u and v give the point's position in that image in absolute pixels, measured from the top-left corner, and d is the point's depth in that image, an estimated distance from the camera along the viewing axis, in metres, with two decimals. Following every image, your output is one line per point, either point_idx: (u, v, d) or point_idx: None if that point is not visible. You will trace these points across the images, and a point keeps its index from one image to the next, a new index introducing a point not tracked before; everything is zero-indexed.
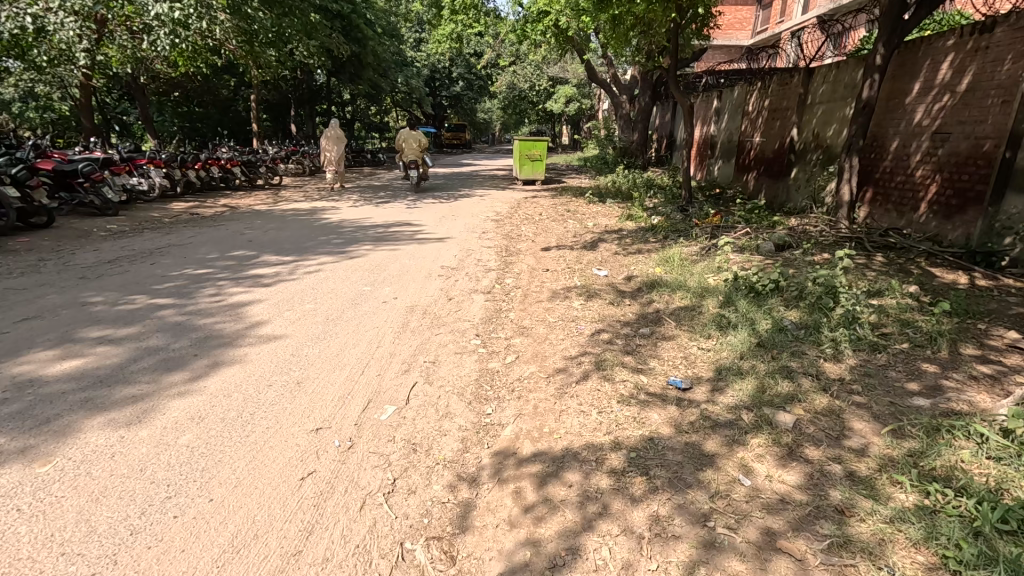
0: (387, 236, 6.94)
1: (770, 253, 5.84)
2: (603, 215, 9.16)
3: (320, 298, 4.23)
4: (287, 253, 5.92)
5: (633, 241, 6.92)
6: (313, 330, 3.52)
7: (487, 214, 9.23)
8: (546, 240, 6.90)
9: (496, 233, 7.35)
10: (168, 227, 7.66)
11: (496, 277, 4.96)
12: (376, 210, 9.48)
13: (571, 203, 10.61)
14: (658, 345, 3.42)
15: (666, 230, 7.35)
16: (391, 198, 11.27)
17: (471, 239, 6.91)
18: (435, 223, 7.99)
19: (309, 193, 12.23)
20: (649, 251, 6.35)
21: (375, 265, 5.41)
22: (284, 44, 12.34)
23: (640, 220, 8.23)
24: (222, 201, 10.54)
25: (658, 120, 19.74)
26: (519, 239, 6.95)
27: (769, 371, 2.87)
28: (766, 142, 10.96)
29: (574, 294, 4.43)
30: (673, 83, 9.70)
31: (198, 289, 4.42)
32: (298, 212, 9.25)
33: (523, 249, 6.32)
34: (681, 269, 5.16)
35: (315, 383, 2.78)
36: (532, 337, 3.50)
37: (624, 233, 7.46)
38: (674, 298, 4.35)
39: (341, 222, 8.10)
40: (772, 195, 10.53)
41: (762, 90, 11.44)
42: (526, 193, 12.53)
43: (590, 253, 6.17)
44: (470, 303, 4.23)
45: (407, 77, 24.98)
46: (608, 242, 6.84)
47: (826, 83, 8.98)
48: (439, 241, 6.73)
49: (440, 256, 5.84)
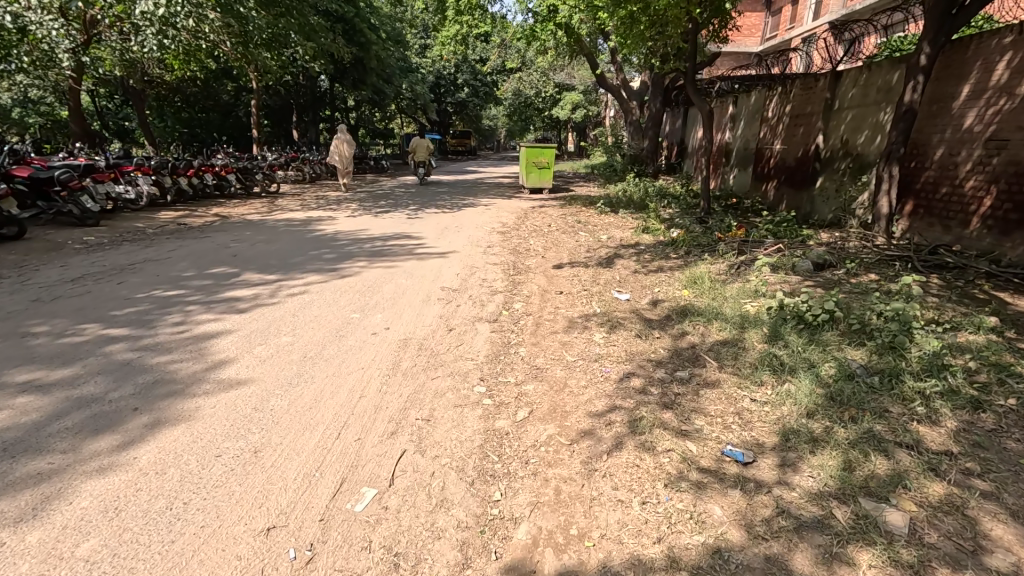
0: (383, 250, 6.39)
1: (808, 274, 5.25)
2: (616, 227, 8.59)
3: (299, 328, 3.65)
4: (272, 270, 5.36)
5: (652, 257, 6.34)
6: (285, 373, 2.93)
7: (492, 225, 8.68)
8: (557, 256, 6.34)
9: (502, 247, 6.79)
10: (150, 239, 7.13)
11: (502, 301, 4.39)
12: (375, 220, 8.93)
13: (581, 213, 10.04)
14: (700, 395, 2.83)
15: (688, 245, 6.76)
16: (392, 207, 10.75)
17: (476, 254, 6.34)
18: (437, 235, 7.45)
19: (308, 202, 11.75)
20: (672, 270, 5.77)
21: (368, 285, 4.83)
22: (282, 47, 11.93)
23: (657, 233, 7.64)
24: (215, 210, 10.05)
25: (668, 127, 19.20)
26: (527, 254, 6.39)
27: (852, 441, 2.27)
28: (787, 150, 10.36)
29: (594, 323, 3.84)
30: (691, 87, 9.12)
31: (161, 316, 3.85)
32: (293, 222, 8.74)
33: (532, 266, 5.75)
34: (713, 293, 4.57)
35: (277, 453, 2.20)
36: (549, 384, 2.90)
37: (641, 247, 6.89)
38: (711, 330, 3.77)
39: (336, 234, 7.57)
40: (795, 205, 9.93)
41: (782, 95, 10.86)
42: (533, 202, 11.99)
43: (607, 271, 5.60)
44: (473, 335, 3.64)
45: (411, 83, 24.61)
46: (625, 259, 6.27)
47: (856, 86, 8.40)
48: (440, 256, 6.17)
49: (441, 275, 5.27)
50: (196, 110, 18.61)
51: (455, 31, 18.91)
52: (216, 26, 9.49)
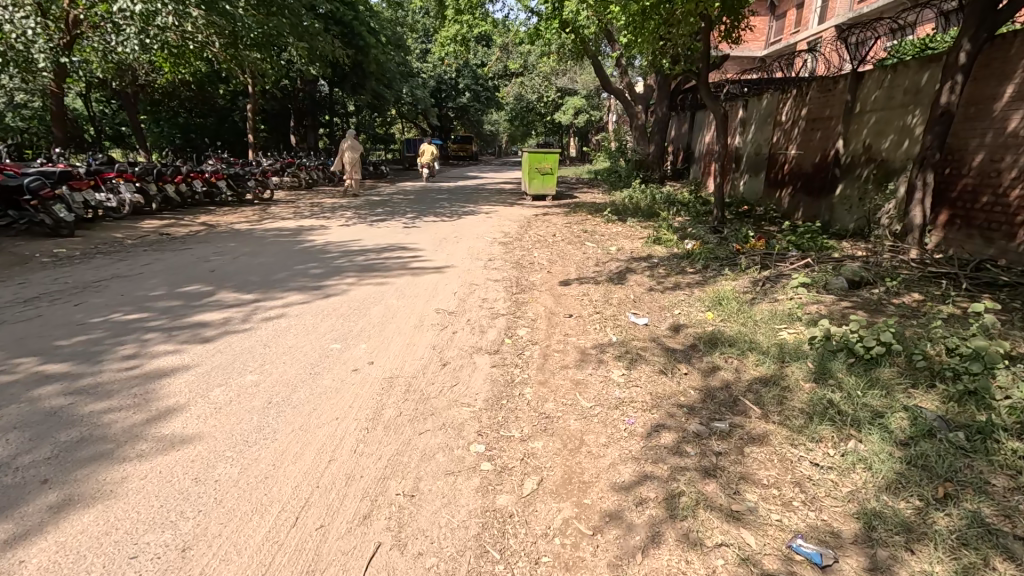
0: (375, 264, 5.90)
1: (843, 293, 4.74)
2: (625, 238, 8.08)
3: (269, 363, 3.14)
4: (250, 287, 4.86)
5: (667, 272, 5.84)
6: (241, 427, 2.42)
7: (493, 234, 8.20)
8: (564, 270, 5.85)
9: (504, 260, 6.30)
10: (126, 251, 6.65)
11: (505, 326, 3.89)
12: (370, 230, 8.45)
13: (587, 222, 9.54)
14: (747, 454, 2.33)
15: (705, 258, 6.25)
16: (388, 215, 10.29)
17: (476, 268, 5.84)
18: (434, 247, 6.96)
19: (301, 209, 11.30)
20: (691, 287, 5.27)
21: (354, 306, 4.33)
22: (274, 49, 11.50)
23: (671, 245, 7.13)
24: (203, 218, 9.61)
25: (674, 131, 18.76)
26: (531, 268, 5.90)
27: (958, 535, 1.76)
28: (803, 156, 9.87)
29: (611, 355, 3.34)
30: (703, 88, 8.61)
31: (112, 346, 3.33)
32: (282, 232, 8.25)
33: (537, 283, 5.25)
34: (742, 318, 4.07)
35: (212, 551, 1.70)
36: (562, 441, 2.39)
37: (654, 259, 6.41)
38: (746, 364, 3.26)
39: (327, 245, 7.08)
40: (812, 214, 9.42)
41: (796, 98, 10.38)
42: (536, 210, 11.52)
43: (619, 289, 5.10)
44: (471, 370, 3.14)
45: (411, 88, 24.30)
46: (638, 273, 5.77)
47: (880, 88, 7.92)
48: (436, 270, 5.68)
49: (437, 292, 4.78)
50: (190, 114, 18.18)
51: (454, 31, 18.38)
52: (204, 25, 9.06)
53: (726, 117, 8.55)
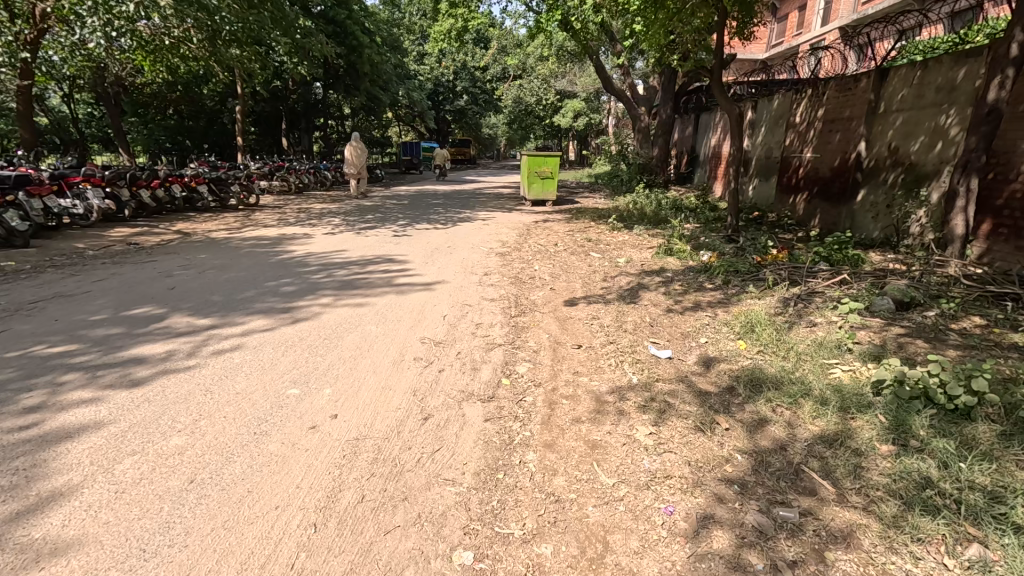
0: (356, 279, 5.29)
1: (892, 316, 4.12)
2: (632, 248, 7.48)
3: (204, 417, 2.50)
4: (209, 309, 4.24)
5: (683, 289, 5.22)
6: (141, 526, 1.78)
7: (490, 244, 7.59)
8: (570, 286, 5.25)
9: (502, 274, 5.67)
10: (83, 264, 6.01)
11: (502, 362, 3.26)
12: (357, 240, 7.84)
13: (590, 230, 8.93)
14: (833, 566, 1.71)
15: (724, 272, 5.64)
16: (378, 222, 9.69)
17: (470, 283, 5.22)
18: (425, 258, 6.35)
19: (287, 215, 10.68)
20: (713, 307, 4.66)
21: (325, 334, 3.70)
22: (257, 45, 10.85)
23: (684, 256, 6.52)
24: (180, 226, 8.99)
25: (678, 134, 18.24)
26: (531, 284, 5.27)
27: None
28: (820, 159, 9.29)
29: (632, 403, 2.71)
30: (716, 85, 7.93)
31: (14, 395, 2.69)
32: (261, 241, 7.63)
33: (538, 303, 4.63)
34: (782, 350, 3.46)
35: None
36: (582, 546, 1.78)
37: (667, 273, 5.80)
38: (800, 415, 2.65)
39: (307, 256, 6.45)
40: (831, 222, 8.84)
41: (811, 98, 9.82)
42: (537, 216, 10.92)
43: (632, 310, 4.49)
44: (459, 426, 2.51)
45: (408, 91, 23.81)
46: (651, 290, 5.16)
47: (908, 86, 7.36)
48: (424, 287, 5.05)
49: (424, 315, 4.17)
50: (177, 115, 17.59)
51: (449, 25, 17.47)
52: (178, 18, 8.46)
53: (741, 118, 7.83)
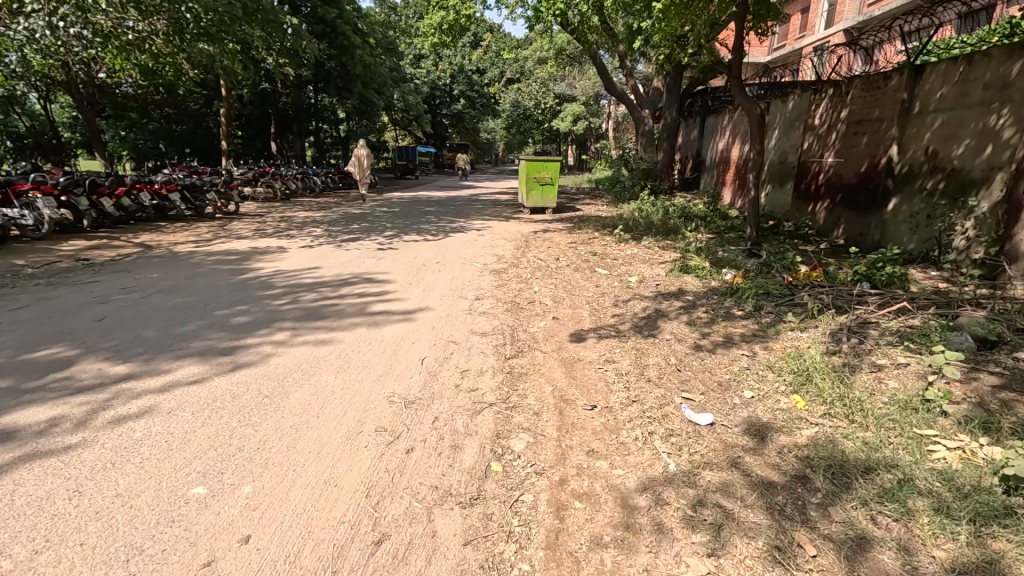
0: (323, 306, 4.50)
1: (975, 357, 3.34)
2: (642, 264, 6.72)
3: (51, 546, 1.71)
4: (133, 349, 3.44)
5: (709, 317, 4.44)
6: None
7: (484, 259, 6.80)
8: (576, 313, 4.46)
9: (496, 298, 4.88)
10: (11, 286, 5.20)
11: (491, 435, 2.47)
12: (336, 254, 7.05)
13: (594, 242, 8.16)
14: None
15: (755, 295, 4.86)
16: (364, 233, 8.93)
17: (457, 310, 4.43)
18: (409, 278, 5.56)
19: (266, 225, 9.88)
20: (747, 343, 3.88)
21: (268, 388, 2.90)
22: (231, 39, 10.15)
23: (704, 275, 5.75)
24: (143, 238, 8.19)
25: (683, 138, 17.57)
26: (530, 312, 4.49)
27: None
28: (843, 164, 8.56)
29: (674, 514, 1.93)
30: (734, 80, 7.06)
31: None
32: (229, 256, 6.84)
33: (539, 338, 3.84)
34: (854, 411, 2.68)
35: None
36: None
37: (687, 296, 5.03)
38: (914, 529, 1.86)
39: (274, 275, 5.65)
40: (858, 232, 8.09)
41: (832, 98, 9.08)
42: (536, 225, 10.14)
43: (653, 347, 3.70)
44: (426, 558, 1.72)
45: (403, 94, 23.10)
46: (671, 319, 4.38)
47: (949, 84, 6.64)
48: (404, 316, 4.25)
49: (397, 357, 3.38)
50: (160, 119, 16.86)
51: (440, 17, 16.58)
52: None
53: (763, 118, 6.96)
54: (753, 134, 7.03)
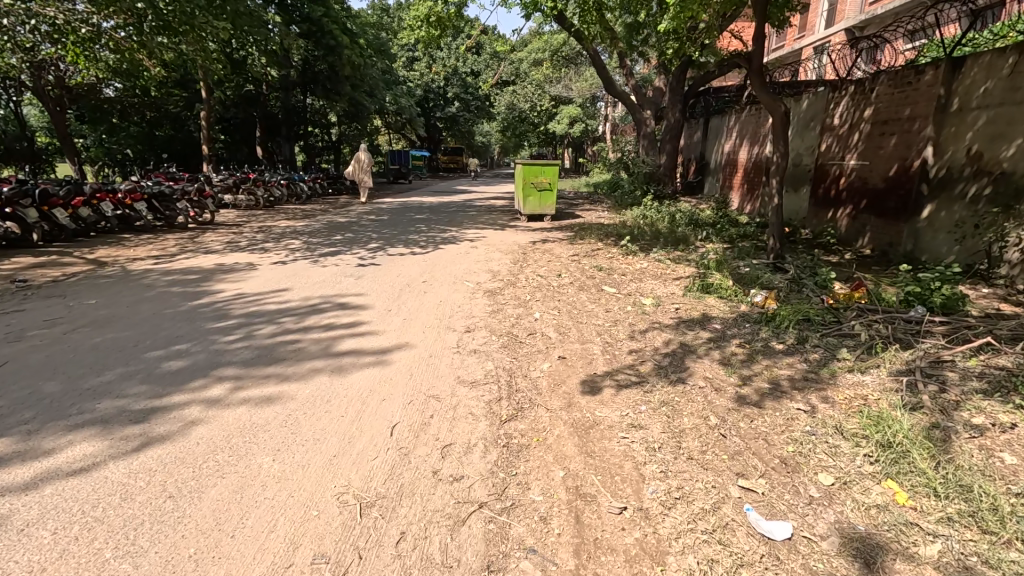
0: (281, 343, 3.73)
1: None
2: (654, 282, 6.00)
3: None
4: (16, 413, 2.66)
5: (746, 354, 3.72)
6: None
7: (478, 277, 6.07)
8: (588, 350, 3.73)
9: (491, 329, 4.15)
10: None
11: (481, 568, 1.72)
12: (311, 272, 6.30)
13: (599, 254, 7.44)
14: None
15: (795, 324, 4.14)
16: (346, 245, 8.18)
17: (443, 347, 3.68)
18: (391, 302, 4.81)
19: (240, 236, 9.10)
20: (799, 392, 3.15)
21: (175, 481, 2.12)
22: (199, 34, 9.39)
23: (730, 296, 5.04)
24: (98, 253, 7.39)
25: (685, 139, 16.96)
26: (534, 348, 3.74)
27: None
28: (868, 167, 7.86)
29: None
30: (753, 77, 6.33)
31: None
32: (188, 274, 6.07)
33: (545, 388, 3.09)
34: (982, 513, 1.95)
35: None
36: None
37: (713, 323, 4.31)
38: None
39: (231, 300, 4.87)
40: (887, 242, 7.40)
41: (854, 96, 8.38)
42: (533, 235, 9.43)
43: (687, 401, 2.96)
44: None
45: (395, 96, 22.39)
46: (701, 358, 3.66)
47: (994, 77, 5.95)
48: (378, 357, 3.49)
49: (362, 422, 2.61)
50: (136, 123, 16.06)
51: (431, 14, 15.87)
52: None
53: (788, 117, 6.24)
54: (776, 135, 6.31)
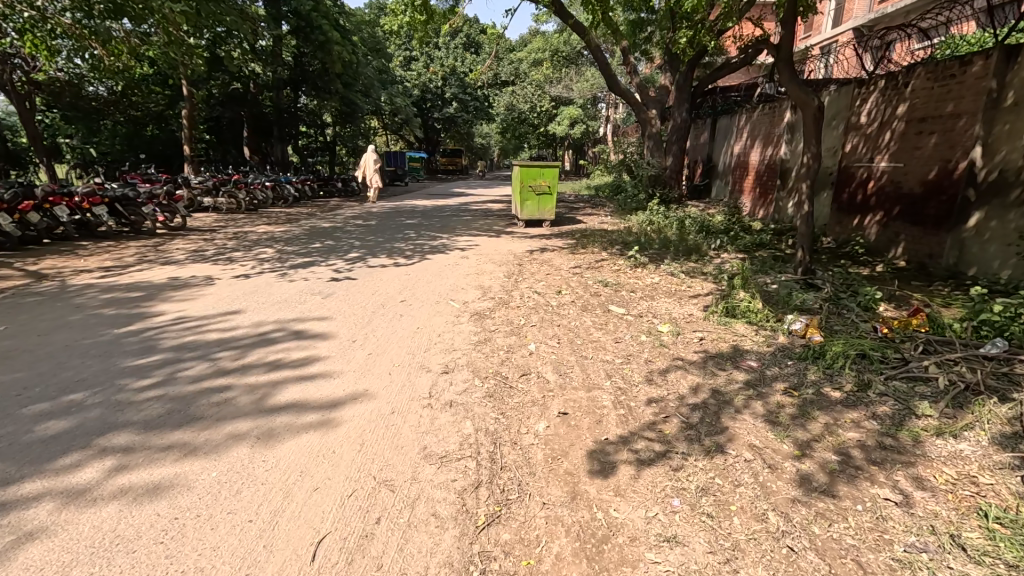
0: (204, 392, 2.92)
1: None
2: (667, 301, 5.21)
3: None
4: None
5: (798, 408, 2.92)
6: None
7: (465, 294, 5.28)
8: (596, 402, 2.93)
9: (475, 367, 3.35)
10: None
11: None
12: (275, 287, 5.49)
13: (603, 266, 6.64)
14: None
15: (851, 364, 3.34)
16: (323, 255, 7.38)
17: (410, 399, 2.87)
18: (358, 330, 4.01)
19: (210, 244, 8.31)
20: (878, 469, 2.36)
21: None
22: (165, 20, 8.60)
23: (760, 322, 4.25)
24: (43, 264, 6.61)
25: (692, 140, 16.16)
26: (528, 399, 2.94)
27: None
28: (904, 169, 7.06)
29: None
30: (783, 66, 5.54)
31: None
32: (132, 290, 5.28)
33: (541, 468, 2.29)
34: None
35: None
36: None
37: (748, 361, 3.50)
38: None
39: (166, 327, 4.07)
40: (925, 253, 6.62)
41: (886, 91, 7.59)
42: (532, 242, 8.62)
43: (732, 488, 2.18)
44: None
45: (392, 95, 21.56)
46: (739, 413, 2.85)
47: None
48: (323, 416, 2.68)
49: (273, 536, 1.83)
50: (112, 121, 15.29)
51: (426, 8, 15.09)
52: None
53: (823, 111, 5.44)
54: (808, 133, 5.52)
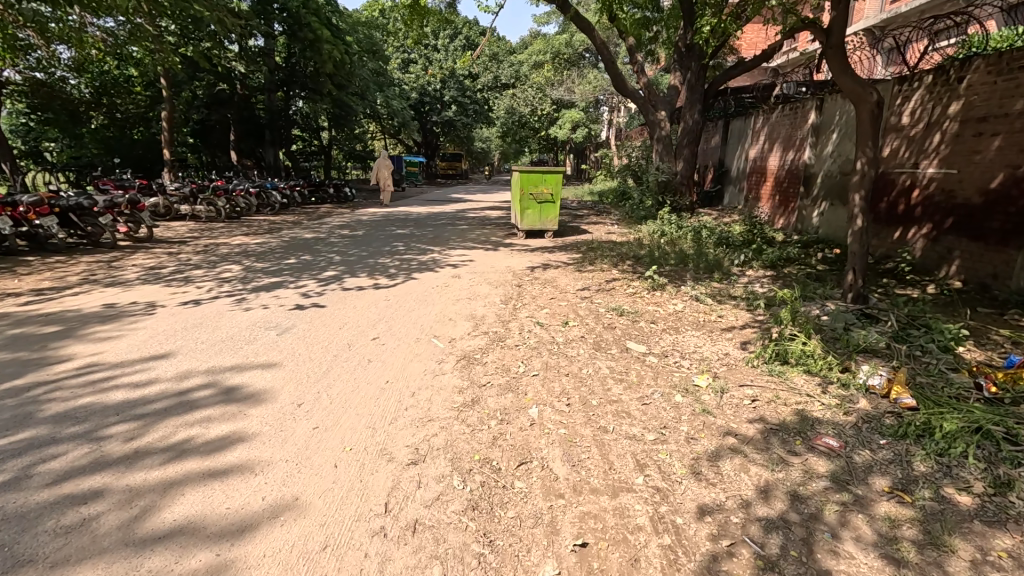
0: (57, 505, 2.00)
1: None
2: (696, 335, 4.29)
3: None
4: None
5: (923, 528, 2.00)
6: None
7: (450, 327, 4.35)
8: (629, 519, 2.02)
9: (455, 453, 2.43)
10: None
11: None
12: (225, 317, 4.59)
13: (616, 289, 5.72)
14: None
15: (975, 449, 2.42)
16: (295, 273, 6.48)
17: (354, 518, 1.97)
18: (308, 387, 3.09)
19: (171, 259, 7.40)
20: None
21: None
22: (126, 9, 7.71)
23: (824, 373, 3.33)
24: None
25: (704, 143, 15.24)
26: (527, 517, 2.03)
27: None
28: (958, 175, 6.15)
29: None
30: (833, 54, 4.64)
31: None
32: (50, 323, 4.38)
33: None
34: None
35: None
36: None
37: (828, 439, 2.58)
38: None
39: (59, 381, 3.15)
40: (987, 272, 5.73)
41: (933, 87, 6.70)
42: (533, 257, 7.69)
43: None
44: None
45: (387, 96, 20.35)
46: (838, 538, 1.95)
47: None
48: (216, 555, 1.77)
49: None
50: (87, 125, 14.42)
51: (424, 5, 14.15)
52: None
53: (881, 107, 4.54)
54: (862, 135, 4.63)
